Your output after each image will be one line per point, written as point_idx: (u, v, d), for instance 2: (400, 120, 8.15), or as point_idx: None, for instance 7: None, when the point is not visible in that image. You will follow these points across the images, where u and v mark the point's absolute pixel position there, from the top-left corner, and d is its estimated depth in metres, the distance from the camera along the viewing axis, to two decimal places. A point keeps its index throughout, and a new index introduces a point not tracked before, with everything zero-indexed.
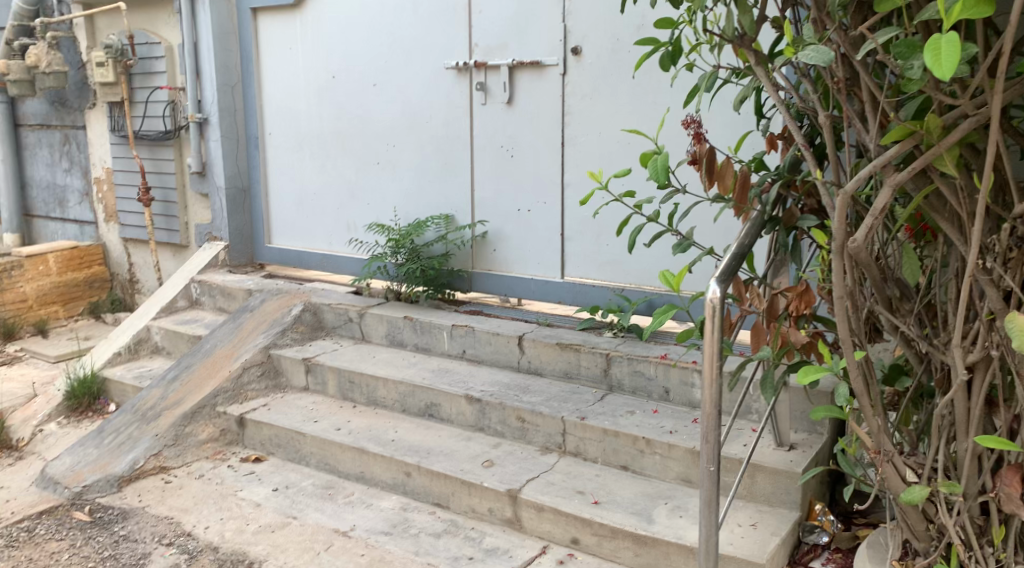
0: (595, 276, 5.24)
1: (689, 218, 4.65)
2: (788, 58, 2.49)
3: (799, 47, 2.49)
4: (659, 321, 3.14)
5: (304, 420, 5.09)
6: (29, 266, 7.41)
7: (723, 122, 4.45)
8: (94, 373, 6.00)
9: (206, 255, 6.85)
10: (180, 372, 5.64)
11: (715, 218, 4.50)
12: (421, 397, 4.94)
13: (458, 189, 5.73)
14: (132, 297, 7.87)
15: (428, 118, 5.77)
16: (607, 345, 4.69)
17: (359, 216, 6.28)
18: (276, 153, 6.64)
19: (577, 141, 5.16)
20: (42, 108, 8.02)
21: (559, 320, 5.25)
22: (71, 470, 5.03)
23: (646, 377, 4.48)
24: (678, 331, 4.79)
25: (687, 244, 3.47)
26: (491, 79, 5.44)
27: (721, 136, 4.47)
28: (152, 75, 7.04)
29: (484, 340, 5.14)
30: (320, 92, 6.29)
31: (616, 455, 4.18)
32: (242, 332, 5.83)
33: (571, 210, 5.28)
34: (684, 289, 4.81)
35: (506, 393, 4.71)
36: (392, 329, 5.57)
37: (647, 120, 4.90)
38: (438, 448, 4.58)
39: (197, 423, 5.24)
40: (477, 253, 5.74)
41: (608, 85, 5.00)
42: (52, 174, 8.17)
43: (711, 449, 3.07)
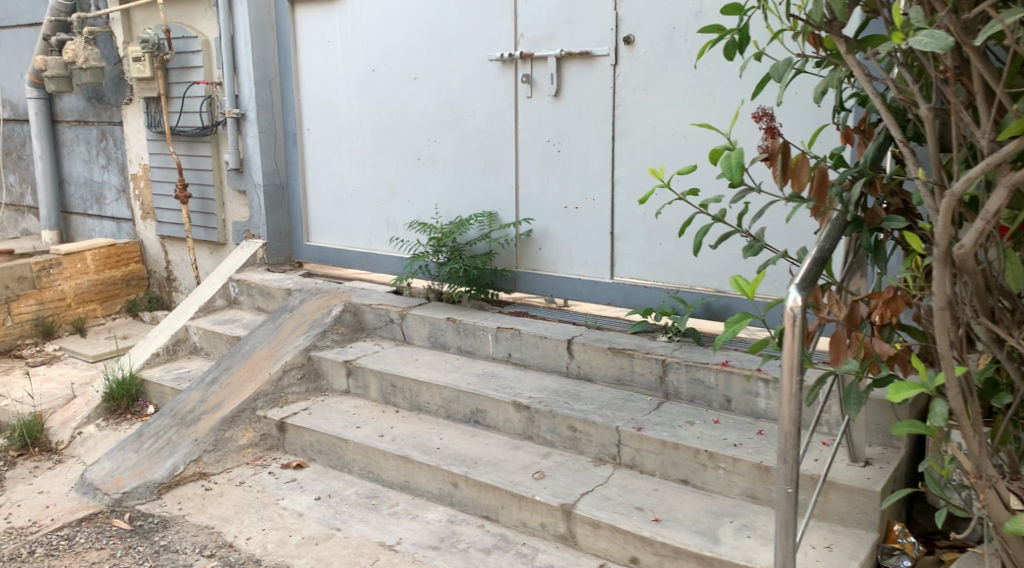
0: (647, 276, 5.02)
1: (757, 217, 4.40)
2: (895, 45, 2.33)
3: (907, 33, 2.33)
4: (732, 333, 2.96)
5: (346, 426, 4.92)
6: (67, 264, 7.32)
7: (796, 115, 4.21)
8: (132, 374, 5.89)
9: (243, 253, 6.71)
10: (219, 374, 5.50)
11: (786, 219, 4.29)
12: (467, 403, 4.76)
13: (502, 186, 5.53)
14: (169, 295, 7.77)
15: (471, 112, 5.56)
16: (662, 350, 4.50)
17: (399, 214, 6.10)
18: (314, 149, 6.48)
19: (629, 135, 4.94)
20: (80, 104, 7.93)
21: (609, 322, 5.03)
22: (111, 475, 4.91)
23: (705, 385, 4.29)
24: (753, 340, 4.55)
25: (759, 247, 3.31)
26: (538, 71, 5.23)
27: (792, 131, 4.24)
28: (189, 70, 6.91)
29: (531, 343, 4.94)
30: (360, 85, 6.11)
31: (675, 469, 4.02)
32: (281, 333, 5.67)
33: (622, 208, 5.05)
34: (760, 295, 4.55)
35: (557, 400, 4.51)
36: (435, 331, 5.38)
37: (704, 113, 4.67)
38: (486, 458, 4.40)
39: (237, 428, 5.10)
40: (522, 252, 5.54)
41: (663, 76, 4.77)
42: (89, 170, 8.09)
43: (789, 470, 2.93)
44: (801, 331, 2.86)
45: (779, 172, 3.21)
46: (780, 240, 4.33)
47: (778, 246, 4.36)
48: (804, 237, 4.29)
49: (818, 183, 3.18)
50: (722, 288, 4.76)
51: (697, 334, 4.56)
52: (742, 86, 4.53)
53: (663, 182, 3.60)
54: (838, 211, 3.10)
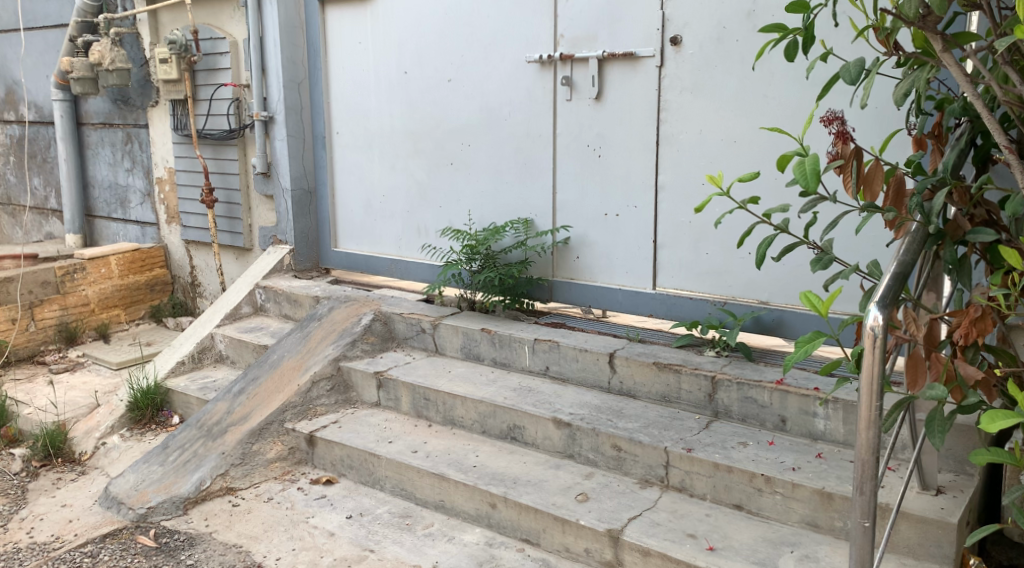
0: (692, 287, 4.81)
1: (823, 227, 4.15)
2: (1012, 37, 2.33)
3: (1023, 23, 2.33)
4: (805, 353, 2.90)
5: (378, 440, 4.74)
6: (92, 268, 7.19)
7: (866, 120, 3.98)
8: (157, 384, 5.73)
9: (270, 259, 6.55)
10: (247, 385, 5.34)
11: (854, 230, 4.05)
12: (504, 418, 4.56)
13: (539, 192, 5.33)
14: (193, 301, 7.62)
15: (508, 116, 5.38)
16: (711, 367, 4.30)
17: (430, 220, 5.92)
18: (344, 152, 6.32)
19: (674, 140, 4.74)
20: (105, 106, 7.81)
21: (652, 335, 4.83)
22: (135, 489, 4.75)
23: (758, 404, 4.10)
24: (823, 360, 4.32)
25: (829, 260, 3.15)
26: (578, 73, 5.04)
27: (861, 136, 4.01)
28: (216, 72, 6.77)
29: (571, 357, 4.74)
30: (392, 87, 5.93)
31: (728, 493, 3.83)
32: (310, 342, 5.50)
33: (666, 216, 4.85)
34: (834, 312, 4.27)
35: (599, 417, 4.30)
36: (468, 342, 5.19)
37: (755, 117, 4.47)
38: (526, 477, 4.20)
39: (265, 441, 4.93)
40: (560, 260, 5.34)
41: (712, 78, 4.57)
42: (114, 174, 7.96)
43: (865, 502, 2.81)
44: (881, 353, 2.72)
45: (851, 180, 3.07)
46: (840, 250, 4.10)
47: (848, 258, 4.10)
48: (875, 250, 4.02)
49: (895, 190, 3.07)
50: (772, 300, 4.54)
51: (747, 350, 4.37)
52: (796, 88, 4.32)
53: (722, 191, 3.43)
54: (917, 222, 2.94)
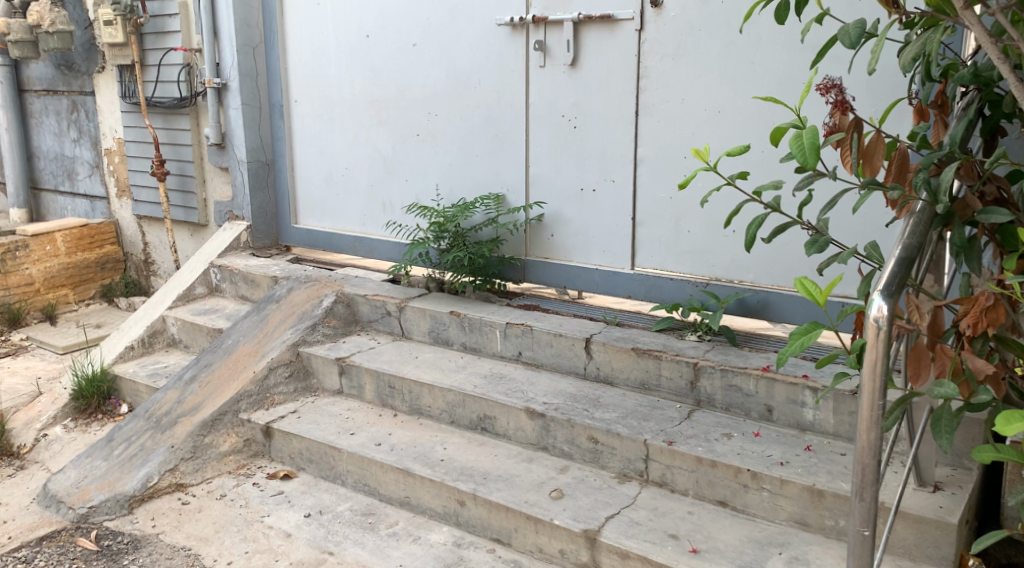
0: (673, 267, 4.54)
1: (815, 205, 3.89)
2: None
3: None
4: (800, 347, 2.61)
5: (339, 432, 4.44)
6: (35, 246, 6.81)
7: (865, 89, 3.74)
8: (104, 370, 5.39)
9: (226, 236, 6.19)
10: (198, 371, 5.02)
11: (852, 210, 3.80)
12: (473, 408, 4.28)
13: (510, 165, 5.02)
14: (147, 279, 7.24)
15: (477, 84, 5.05)
16: (694, 352, 4.03)
17: (395, 195, 5.59)
18: (303, 123, 5.95)
19: (654, 110, 4.45)
20: (48, 71, 7.39)
21: (630, 318, 4.56)
22: (77, 487, 4.43)
23: (743, 393, 3.83)
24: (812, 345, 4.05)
25: (825, 242, 2.87)
26: (552, 37, 4.71)
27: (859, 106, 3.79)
28: (165, 35, 6.34)
29: (544, 342, 4.46)
30: (353, 53, 5.57)
31: (712, 488, 3.57)
32: (267, 326, 5.17)
33: (646, 191, 4.56)
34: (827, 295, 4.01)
35: (575, 407, 4.04)
36: (436, 325, 4.89)
37: (740, 85, 4.18)
38: (497, 472, 3.93)
39: (218, 433, 4.62)
40: (532, 238, 5.04)
41: (696, 43, 4.27)
42: (60, 144, 7.54)
43: (865, 510, 2.50)
44: (886, 346, 2.41)
45: (849, 154, 2.78)
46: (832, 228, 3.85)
47: (845, 241, 3.86)
48: (873, 231, 3.78)
49: (898, 165, 2.78)
50: (758, 280, 4.28)
51: (731, 334, 4.11)
52: (785, 53, 4.03)
53: (709, 166, 3.13)
54: (923, 201, 2.62)
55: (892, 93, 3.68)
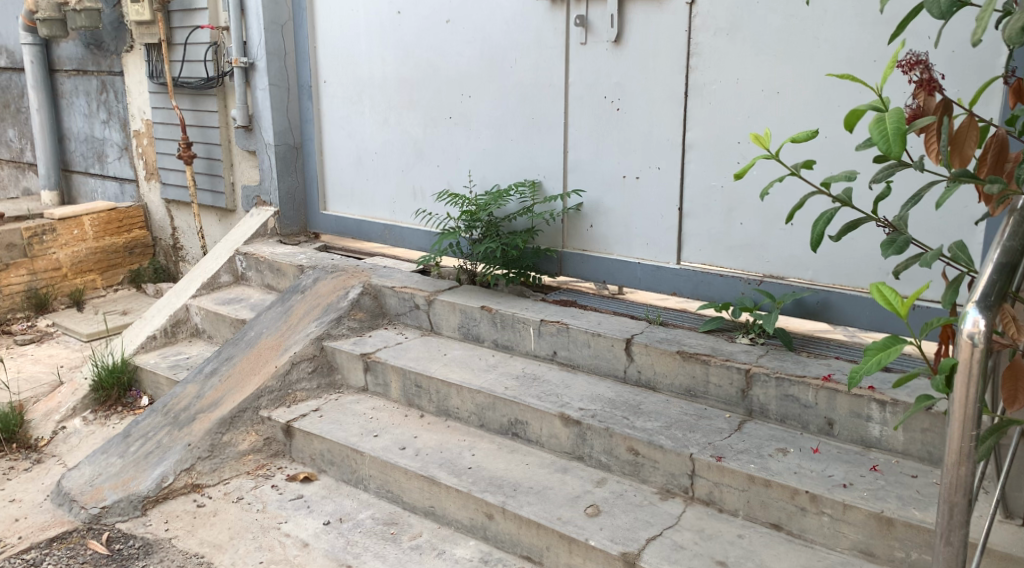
0: (723, 262, 4.19)
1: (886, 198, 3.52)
2: None
3: None
4: (879, 364, 2.26)
5: (362, 433, 4.17)
6: (63, 230, 6.63)
7: (954, 70, 3.41)
8: (125, 360, 5.18)
9: (253, 221, 5.95)
10: (220, 365, 4.78)
11: (935, 205, 3.44)
12: (505, 412, 3.98)
13: (547, 150, 4.70)
14: (175, 265, 7.04)
15: (514, 63, 4.72)
16: (745, 358, 3.69)
17: (426, 181, 5.29)
18: (332, 103, 5.68)
19: (705, 90, 4.09)
20: (78, 51, 7.21)
21: (676, 317, 4.22)
22: (90, 485, 4.21)
23: (800, 404, 3.49)
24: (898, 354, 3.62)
25: (904, 243, 2.52)
26: (595, 12, 4.38)
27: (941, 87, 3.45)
28: (193, 12, 6.10)
29: (582, 341, 4.14)
30: (384, 29, 5.27)
31: (765, 510, 3.24)
32: (291, 318, 4.92)
33: (694, 179, 4.21)
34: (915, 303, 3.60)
35: (614, 414, 3.72)
36: (467, 320, 4.60)
37: (802, 63, 3.81)
38: (528, 484, 3.63)
39: (237, 431, 4.37)
40: (570, 229, 4.72)
41: (754, 16, 3.90)
42: (89, 125, 7.37)
43: (951, 556, 2.16)
44: (980, 367, 2.05)
45: (936, 140, 2.43)
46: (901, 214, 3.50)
47: (924, 240, 3.49)
48: (960, 231, 3.41)
49: (994, 154, 2.41)
50: (817, 278, 3.92)
51: (787, 338, 3.76)
52: (852, 29, 3.66)
53: (770, 154, 2.78)
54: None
55: (984, 71, 3.34)
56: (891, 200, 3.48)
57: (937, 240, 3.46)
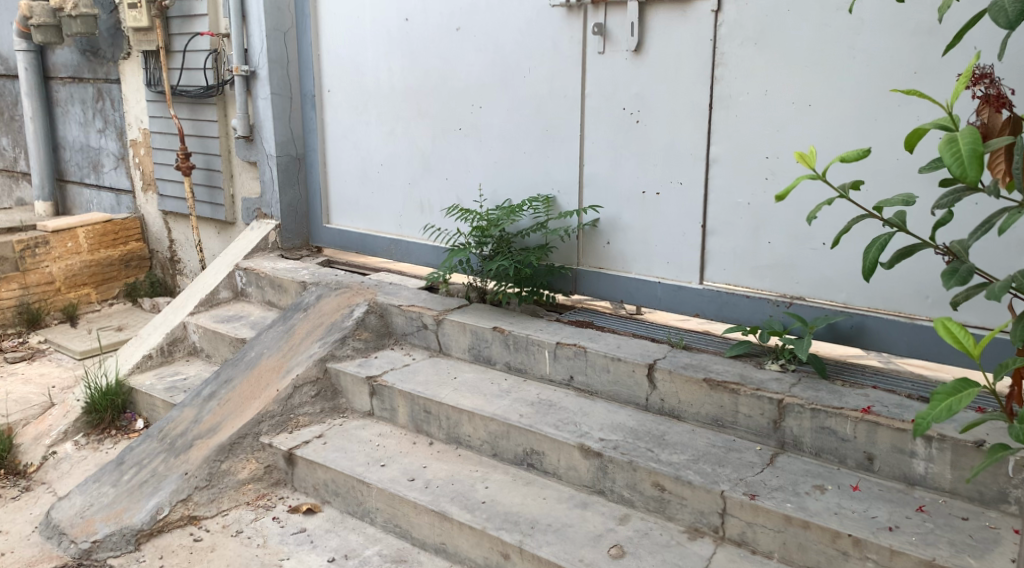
0: (749, 282, 3.98)
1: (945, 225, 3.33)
2: None
3: None
4: (949, 411, 2.26)
5: (368, 462, 3.95)
6: (56, 242, 6.41)
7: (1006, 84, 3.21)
8: (119, 382, 4.95)
9: (254, 235, 5.74)
10: (218, 387, 4.55)
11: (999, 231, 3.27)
12: (520, 441, 3.76)
13: (562, 164, 4.49)
14: (172, 278, 6.82)
15: (527, 71, 4.52)
16: (777, 386, 3.47)
17: (434, 195, 5.08)
18: (336, 113, 5.47)
19: (731, 102, 3.88)
20: (74, 58, 7.01)
21: (700, 340, 4.01)
22: (81, 517, 3.99)
23: (837, 437, 3.27)
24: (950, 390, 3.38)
25: (966, 273, 2.42)
26: (614, 20, 4.17)
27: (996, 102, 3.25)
28: (192, 19, 5.89)
29: (601, 366, 3.92)
30: (390, 37, 5.06)
31: (803, 553, 3.02)
32: (293, 338, 4.68)
33: (718, 195, 4.00)
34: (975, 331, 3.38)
35: (637, 446, 3.50)
36: (477, 341, 4.38)
37: (838, 74, 3.60)
38: (547, 521, 3.41)
39: (237, 458, 4.14)
40: (586, 245, 4.50)
41: (784, 24, 3.69)
42: (85, 134, 7.16)
43: None
44: None
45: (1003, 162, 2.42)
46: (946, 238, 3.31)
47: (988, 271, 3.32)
48: (1020, 256, 3.25)
49: None
50: (851, 301, 3.71)
51: (820, 364, 3.55)
52: (891, 38, 3.46)
53: (817, 175, 2.59)
54: None
55: None
56: (954, 228, 3.28)
57: (994, 268, 3.29)
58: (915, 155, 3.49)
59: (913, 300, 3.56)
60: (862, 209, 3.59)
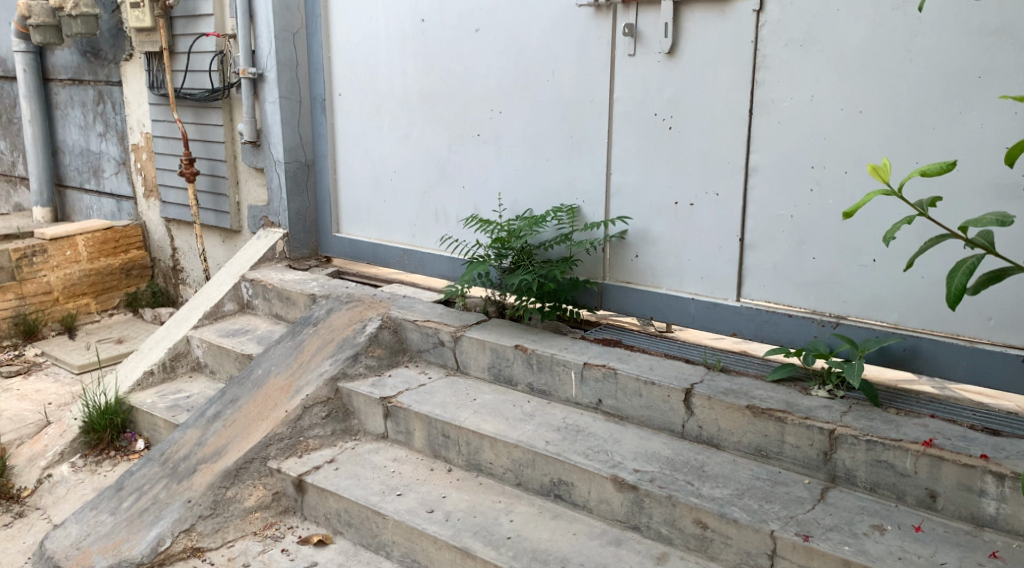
0: (791, 300, 3.74)
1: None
2: None
3: None
4: None
5: (384, 491, 3.69)
6: (54, 251, 6.16)
7: None
8: (118, 400, 4.69)
9: (260, 245, 5.49)
10: (223, 407, 4.29)
11: None
12: (547, 471, 3.51)
13: (588, 172, 4.24)
14: (175, 288, 6.57)
15: (552, 74, 4.26)
16: (827, 415, 3.23)
17: (450, 203, 4.83)
18: (347, 118, 5.23)
19: (773, 108, 3.63)
20: (74, 59, 6.77)
21: (737, 362, 3.76)
22: (77, 548, 3.73)
23: (895, 472, 3.04)
24: (1015, 423, 3.16)
25: None
26: (645, 21, 3.92)
27: None
28: (197, 19, 5.65)
29: (633, 390, 3.67)
30: (405, 37, 4.82)
31: None
32: (302, 355, 4.42)
33: (758, 207, 3.75)
34: None
35: (676, 478, 3.25)
36: (498, 360, 4.13)
37: (892, 80, 3.36)
38: (578, 560, 3.16)
39: (243, 485, 3.88)
40: (612, 258, 4.25)
41: (832, 26, 3.45)
42: (85, 138, 6.92)
43: None
44: None
45: None
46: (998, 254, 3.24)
47: None
48: None
49: None
50: (903, 322, 3.48)
51: (872, 392, 3.30)
52: (951, 41, 3.23)
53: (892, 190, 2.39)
54: None
55: None
56: None
57: None
58: (977, 165, 3.25)
59: (975, 322, 3.33)
60: (936, 224, 3.36)
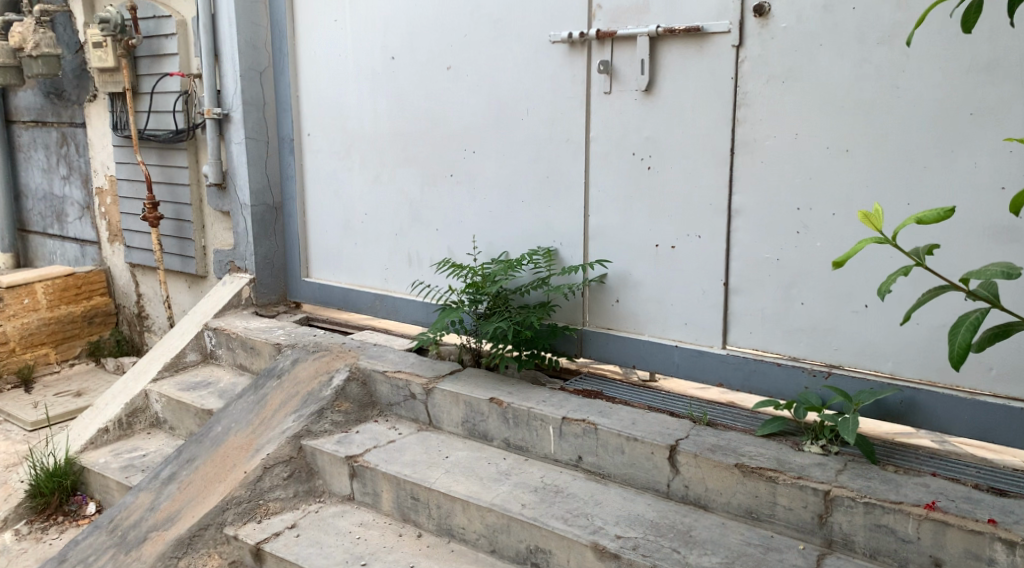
0: (780, 348, 3.53)
1: None
2: None
3: None
4: None
5: (347, 560, 3.42)
6: (11, 299, 5.92)
7: None
8: (69, 461, 4.42)
9: (225, 291, 5.25)
10: (178, 468, 4.02)
11: None
12: (522, 537, 3.26)
13: (565, 214, 4.03)
14: (140, 336, 6.30)
15: (526, 112, 4.08)
16: (822, 475, 3.00)
17: (423, 246, 4.62)
18: (316, 159, 5.03)
19: (757, 146, 3.45)
20: (37, 100, 6.56)
21: (725, 415, 3.53)
22: None
23: (897, 538, 2.81)
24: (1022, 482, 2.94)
25: None
26: (621, 57, 3.75)
27: None
28: (162, 58, 5.46)
29: (614, 446, 3.44)
30: (374, 76, 4.64)
31: None
32: (264, 410, 4.17)
33: (743, 250, 3.55)
34: None
35: (660, 546, 3.01)
36: (471, 414, 3.89)
37: (881, 116, 3.18)
38: None
39: (196, 554, 3.62)
40: (592, 304, 4.03)
41: (817, 61, 3.28)
42: (48, 181, 6.68)
43: None
44: None
45: None
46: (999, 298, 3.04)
47: None
48: None
49: None
50: (899, 372, 3.27)
51: (869, 447, 3.08)
52: (942, 75, 3.06)
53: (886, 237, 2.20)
54: None
55: None
56: None
57: None
58: (974, 205, 3.06)
59: (977, 372, 3.12)
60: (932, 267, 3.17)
